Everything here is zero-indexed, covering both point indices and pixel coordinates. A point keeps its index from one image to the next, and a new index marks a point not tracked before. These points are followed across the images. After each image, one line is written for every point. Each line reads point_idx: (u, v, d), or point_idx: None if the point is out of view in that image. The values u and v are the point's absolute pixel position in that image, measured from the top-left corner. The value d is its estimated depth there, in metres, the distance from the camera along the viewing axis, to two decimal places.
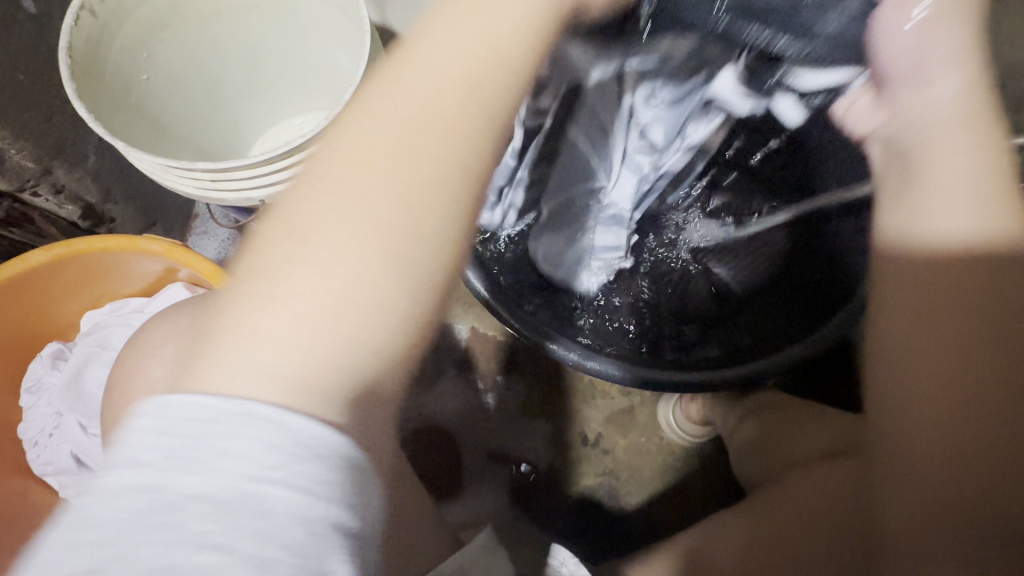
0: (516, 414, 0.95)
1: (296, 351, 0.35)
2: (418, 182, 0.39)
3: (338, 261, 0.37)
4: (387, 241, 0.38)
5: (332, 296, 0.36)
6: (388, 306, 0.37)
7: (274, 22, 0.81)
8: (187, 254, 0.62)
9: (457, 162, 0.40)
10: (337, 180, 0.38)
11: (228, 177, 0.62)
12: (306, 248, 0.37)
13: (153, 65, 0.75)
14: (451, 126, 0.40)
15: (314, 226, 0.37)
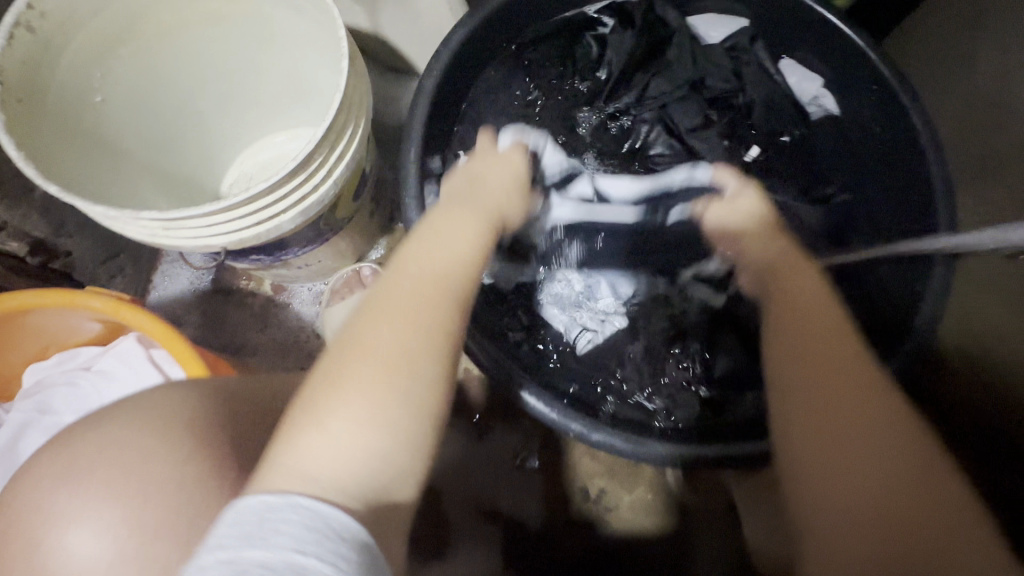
0: (511, 465, 0.87)
1: (336, 468, 0.38)
2: (423, 335, 0.45)
3: (359, 404, 0.41)
4: (398, 378, 0.43)
5: (360, 427, 0.40)
6: (399, 442, 0.41)
7: (248, 34, 0.73)
8: (142, 317, 0.54)
9: (447, 325, 0.47)
10: (366, 334, 0.44)
11: (183, 225, 0.54)
12: (338, 395, 0.41)
13: (111, 85, 0.67)
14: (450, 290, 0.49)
15: (343, 378, 0.42)
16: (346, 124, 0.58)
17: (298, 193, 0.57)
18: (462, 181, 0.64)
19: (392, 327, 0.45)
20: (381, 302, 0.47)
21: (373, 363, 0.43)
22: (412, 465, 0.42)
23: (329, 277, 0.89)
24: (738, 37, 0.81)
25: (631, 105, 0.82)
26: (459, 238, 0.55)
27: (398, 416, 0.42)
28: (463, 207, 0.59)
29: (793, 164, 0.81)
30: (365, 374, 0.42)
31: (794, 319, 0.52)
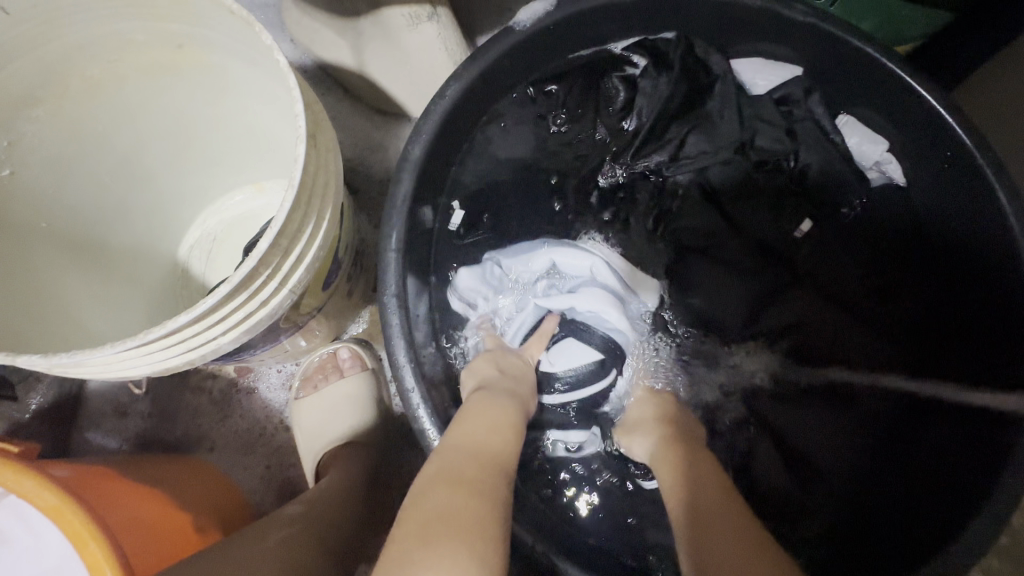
0: None
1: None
2: (494, 512, 0.41)
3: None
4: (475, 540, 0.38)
5: None
6: None
7: (198, 85, 0.61)
8: (28, 483, 0.41)
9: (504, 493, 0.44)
10: (436, 505, 0.40)
11: (83, 363, 0.41)
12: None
13: (24, 153, 0.55)
14: (501, 466, 0.46)
15: (420, 562, 0.36)
16: (305, 221, 0.46)
17: (241, 311, 0.45)
18: (494, 373, 0.58)
19: (455, 503, 0.40)
20: (436, 487, 0.42)
21: (451, 536, 0.38)
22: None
23: (301, 359, 0.77)
24: (790, 86, 0.68)
25: (665, 164, 0.68)
26: (489, 429, 0.49)
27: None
28: (497, 396, 0.54)
29: (847, 250, 0.69)
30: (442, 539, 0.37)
31: (706, 530, 0.43)
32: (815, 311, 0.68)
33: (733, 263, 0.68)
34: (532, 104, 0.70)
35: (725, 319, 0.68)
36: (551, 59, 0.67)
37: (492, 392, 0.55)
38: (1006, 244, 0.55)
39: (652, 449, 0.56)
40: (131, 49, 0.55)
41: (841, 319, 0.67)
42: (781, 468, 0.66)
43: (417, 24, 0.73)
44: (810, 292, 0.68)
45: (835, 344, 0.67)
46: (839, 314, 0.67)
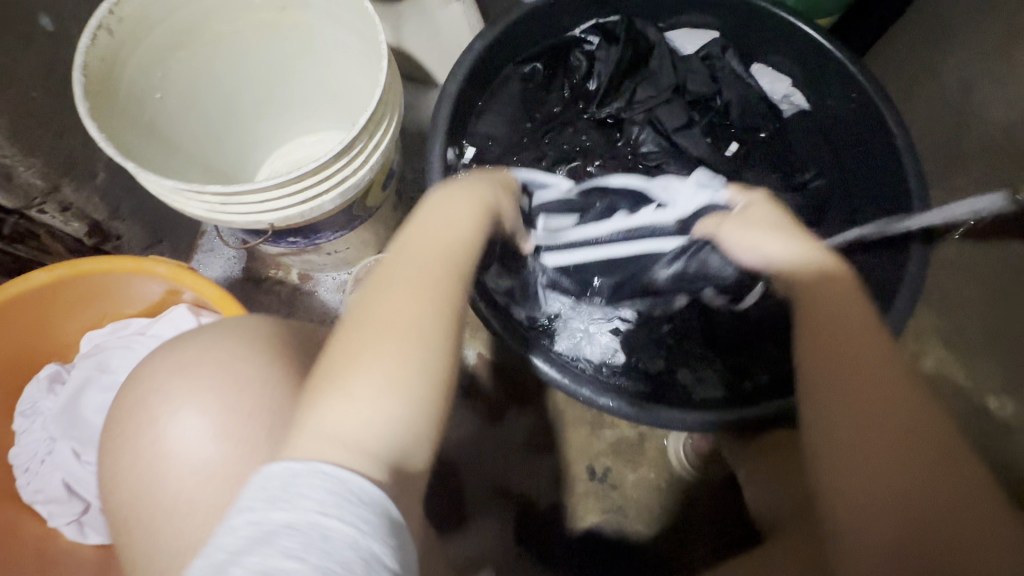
0: (523, 447, 0.92)
1: (359, 427, 0.40)
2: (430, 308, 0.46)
3: (372, 375, 0.42)
4: (404, 346, 0.43)
5: (381, 397, 0.42)
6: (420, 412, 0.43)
7: (290, 42, 0.81)
8: (193, 278, 0.60)
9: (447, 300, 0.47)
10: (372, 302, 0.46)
11: (237, 199, 0.61)
12: (360, 353, 0.43)
13: (170, 80, 0.74)
14: (448, 265, 0.49)
15: (360, 348, 0.43)
16: (383, 117, 0.65)
17: (338, 175, 0.64)
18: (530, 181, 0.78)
19: (397, 311, 0.45)
20: (383, 289, 0.47)
21: (386, 329, 0.44)
22: (425, 426, 0.43)
23: (353, 267, 0.96)
24: (711, 47, 0.91)
25: (623, 108, 0.89)
26: (448, 223, 0.53)
27: (410, 387, 0.42)
28: (460, 194, 0.57)
29: (767, 159, 0.91)
30: (378, 358, 0.43)
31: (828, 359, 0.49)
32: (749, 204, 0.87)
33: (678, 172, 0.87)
34: (521, 77, 0.89)
35: None
36: (531, 42, 0.88)
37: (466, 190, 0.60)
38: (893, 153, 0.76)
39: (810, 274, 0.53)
40: (250, 10, 0.75)
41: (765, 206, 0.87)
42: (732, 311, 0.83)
43: (448, 3, 0.93)
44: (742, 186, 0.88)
45: None
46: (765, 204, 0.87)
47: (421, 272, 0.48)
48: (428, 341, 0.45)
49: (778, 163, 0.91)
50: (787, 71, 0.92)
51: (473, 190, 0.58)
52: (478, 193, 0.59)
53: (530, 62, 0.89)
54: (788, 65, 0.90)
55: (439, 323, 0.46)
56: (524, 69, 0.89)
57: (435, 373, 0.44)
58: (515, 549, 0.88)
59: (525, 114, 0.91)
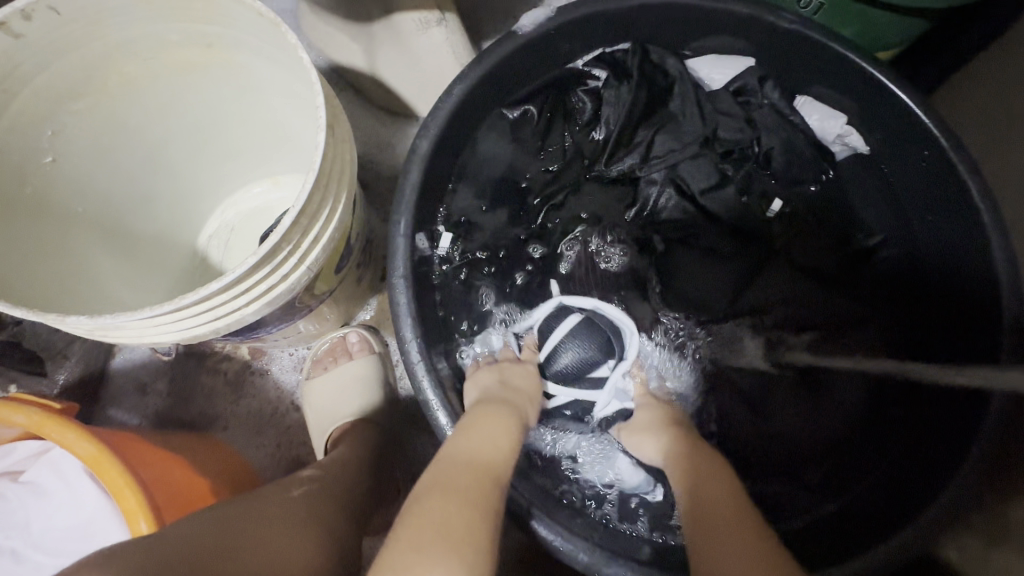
0: (510, 566, 0.77)
1: None
2: (479, 509, 0.42)
3: None
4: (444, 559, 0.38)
5: None
6: None
7: (223, 84, 0.65)
8: (66, 433, 0.45)
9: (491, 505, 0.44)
10: (421, 507, 0.42)
11: (120, 327, 0.46)
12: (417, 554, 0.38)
13: (64, 138, 0.59)
14: (494, 469, 0.47)
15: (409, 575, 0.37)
16: (323, 202, 0.50)
17: (263, 283, 0.49)
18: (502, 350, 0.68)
19: (431, 519, 0.40)
20: (431, 496, 0.42)
21: (443, 531, 0.40)
22: None
23: (312, 343, 0.81)
24: (745, 78, 0.73)
25: (638, 165, 0.73)
26: (487, 440, 0.49)
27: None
28: (496, 408, 0.54)
29: (819, 222, 0.74)
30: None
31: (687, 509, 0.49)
32: (790, 285, 0.72)
33: (716, 247, 0.72)
34: (511, 125, 0.74)
35: (710, 295, 0.72)
36: (525, 80, 0.72)
37: (488, 403, 0.55)
38: (979, 236, 0.60)
39: (662, 444, 0.57)
40: (166, 48, 0.59)
41: (817, 291, 0.72)
42: (764, 432, 0.70)
43: (427, 28, 0.78)
44: (785, 264, 0.72)
45: (812, 308, 0.71)
46: (812, 286, 0.72)
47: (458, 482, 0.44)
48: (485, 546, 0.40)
49: (831, 226, 0.74)
50: (840, 105, 0.71)
51: (501, 407, 0.54)
52: (503, 398, 0.57)
53: (521, 104, 0.73)
54: (839, 99, 0.70)
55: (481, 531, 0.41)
56: (514, 113, 0.73)
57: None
58: None
59: (517, 171, 0.76)
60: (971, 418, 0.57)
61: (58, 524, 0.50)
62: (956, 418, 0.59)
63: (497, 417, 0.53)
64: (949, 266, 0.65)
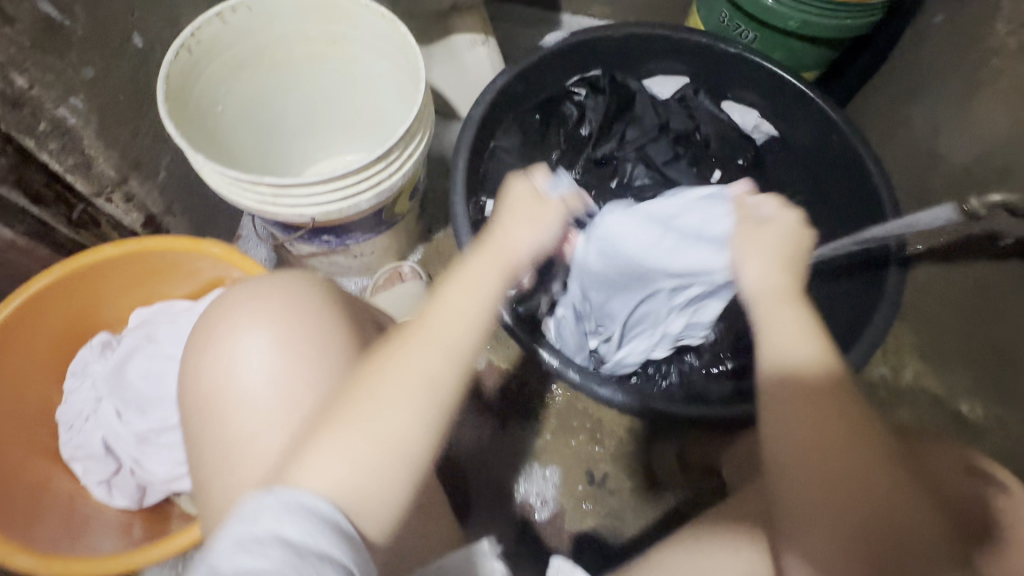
0: (526, 451, 0.95)
1: (347, 484, 0.42)
2: (428, 398, 0.46)
3: (356, 446, 0.43)
4: (392, 405, 0.45)
5: (382, 448, 0.44)
6: (395, 460, 0.44)
7: (336, 73, 0.92)
8: (246, 260, 0.68)
9: (435, 377, 0.47)
10: (377, 384, 0.45)
11: (290, 191, 0.70)
12: (369, 402, 0.44)
13: (228, 98, 0.84)
14: (456, 357, 0.48)
15: (370, 409, 0.44)
16: (416, 131, 0.75)
17: (381, 177, 0.73)
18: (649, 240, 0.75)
19: (393, 381, 0.45)
20: (388, 364, 0.46)
21: (388, 408, 0.44)
22: (389, 471, 0.44)
23: (374, 273, 1.04)
24: (683, 90, 1.01)
25: (615, 149, 1.00)
26: (464, 295, 0.51)
27: (397, 449, 0.44)
28: (479, 267, 0.53)
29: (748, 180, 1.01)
30: (372, 418, 0.44)
31: (783, 417, 0.48)
32: None
33: None
34: (518, 128, 0.99)
35: None
36: (531, 95, 0.98)
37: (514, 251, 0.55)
38: (870, 185, 0.84)
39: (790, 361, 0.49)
40: (305, 41, 0.86)
41: None
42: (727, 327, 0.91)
43: (475, 46, 1.08)
44: None
45: None
46: None
47: (429, 350, 0.47)
48: (425, 427, 0.45)
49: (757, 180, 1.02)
50: (753, 104, 1.00)
51: (485, 261, 0.53)
52: (501, 257, 0.54)
53: (527, 114, 0.99)
54: (754, 99, 0.99)
55: (416, 389, 0.46)
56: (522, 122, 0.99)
57: (414, 435, 0.45)
58: (514, 552, 0.90)
59: (530, 155, 1.00)
60: (875, 295, 0.79)
61: None
62: (864, 299, 0.81)
63: (493, 269, 0.53)
64: (852, 213, 0.90)
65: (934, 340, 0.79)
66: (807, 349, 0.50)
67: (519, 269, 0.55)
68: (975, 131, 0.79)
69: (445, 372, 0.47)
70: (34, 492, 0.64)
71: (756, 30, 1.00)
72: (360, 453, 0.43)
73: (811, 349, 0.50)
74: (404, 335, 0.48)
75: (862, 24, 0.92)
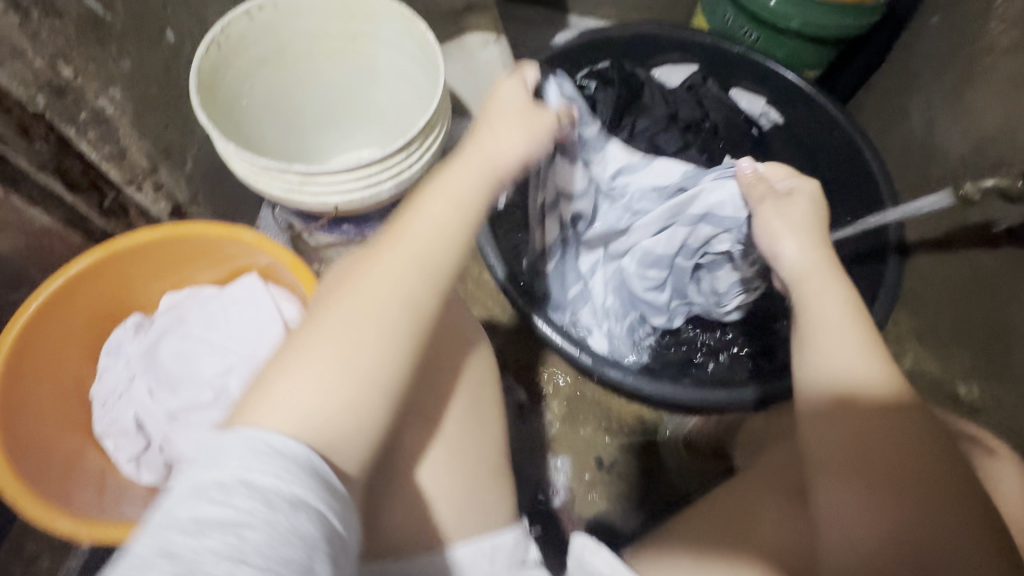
0: (536, 436, 0.98)
1: (303, 406, 0.42)
2: (395, 316, 0.46)
3: (318, 363, 0.43)
4: (363, 328, 0.45)
5: (348, 370, 0.44)
6: (360, 382, 0.44)
7: (355, 69, 0.95)
8: (275, 246, 0.71)
9: (408, 300, 0.46)
10: (351, 313, 0.45)
11: (315, 180, 0.73)
12: (341, 315, 0.45)
13: (252, 92, 0.88)
14: (428, 268, 0.48)
15: (341, 322, 0.45)
16: (435, 125, 0.78)
17: (402, 166, 0.77)
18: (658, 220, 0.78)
19: (367, 299, 0.46)
20: (361, 272, 0.47)
21: (350, 325, 0.45)
22: (356, 394, 0.43)
23: None
24: (693, 77, 1.04)
25: (626, 140, 1.03)
26: (439, 205, 0.50)
27: (361, 365, 0.44)
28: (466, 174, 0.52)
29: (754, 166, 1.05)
30: (336, 339, 0.44)
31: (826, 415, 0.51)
32: None
33: None
34: None
35: None
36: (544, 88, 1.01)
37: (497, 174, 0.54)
38: (872, 179, 0.88)
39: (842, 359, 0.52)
40: (326, 38, 0.89)
41: None
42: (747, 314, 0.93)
43: (486, 46, 1.12)
44: None
45: None
46: None
47: (403, 266, 0.47)
48: (396, 343, 0.45)
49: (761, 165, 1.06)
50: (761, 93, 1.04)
51: (465, 166, 0.52)
52: (480, 165, 0.52)
53: None
54: (760, 88, 1.03)
55: (390, 309, 0.46)
56: None
57: (380, 361, 0.44)
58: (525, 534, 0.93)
59: None
60: (877, 281, 0.82)
61: (244, 322, 0.74)
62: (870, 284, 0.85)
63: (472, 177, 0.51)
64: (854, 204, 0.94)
65: (933, 326, 0.82)
66: (854, 340, 0.53)
67: (505, 175, 0.53)
68: (971, 126, 0.83)
69: (416, 290, 0.47)
70: (69, 466, 0.67)
71: (761, 29, 1.03)
72: (323, 379, 0.43)
73: (863, 342, 0.52)
74: (380, 243, 0.49)
75: (861, 24, 0.95)
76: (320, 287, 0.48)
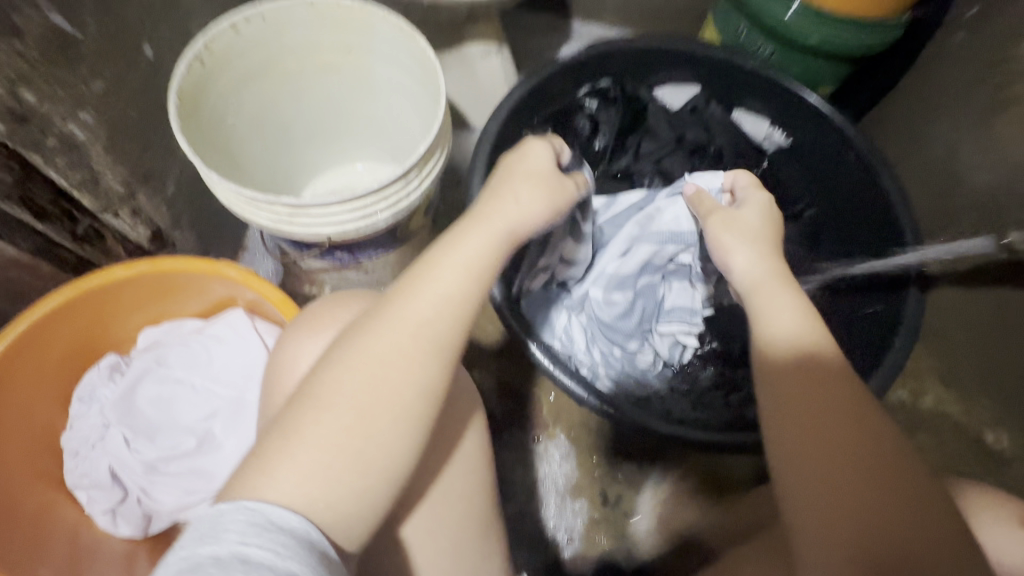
0: (539, 471, 0.94)
1: (305, 483, 0.43)
2: (403, 391, 0.47)
3: (323, 429, 0.45)
4: (371, 397, 0.46)
5: (353, 444, 0.45)
6: (365, 459, 0.45)
7: (349, 84, 0.90)
8: (260, 283, 0.66)
9: (418, 377, 0.48)
10: (366, 375, 0.47)
11: (306, 212, 0.68)
12: (348, 384, 0.46)
13: (239, 110, 0.82)
14: (441, 346, 0.49)
15: (346, 391, 0.46)
16: (434, 150, 0.72)
17: (397, 194, 0.71)
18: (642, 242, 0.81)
19: (378, 369, 0.47)
20: (372, 334, 0.48)
21: (358, 394, 0.46)
22: (361, 475, 0.45)
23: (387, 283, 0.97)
24: (696, 99, 1.00)
25: (631, 163, 1.02)
26: (456, 271, 0.52)
27: (364, 442, 0.45)
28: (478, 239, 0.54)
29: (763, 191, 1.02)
30: (345, 406, 0.46)
31: (788, 413, 0.51)
32: None
33: None
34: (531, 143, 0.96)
35: None
36: (545, 104, 0.94)
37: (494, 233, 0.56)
38: (889, 207, 0.84)
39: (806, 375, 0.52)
40: (318, 53, 0.84)
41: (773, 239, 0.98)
42: None
43: (488, 56, 1.05)
44: None
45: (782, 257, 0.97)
46: None
47: (415, 336, 0.48)
48: (400, 418, 0.46)
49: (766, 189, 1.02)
50: (762, 113, 0.98)
51: (478, 229, 0.54)
52: (496, 229, 0.55)
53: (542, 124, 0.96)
54: (764, 109, 0.97)
55: (401, 386, 0.47)
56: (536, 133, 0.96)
57: (387, 439, 0.46)
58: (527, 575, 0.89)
59: None
60: (894, 317, 0.79)
61: (230, 363, 0.69)
62: (886, 320, 0.80)
63: (490, 246, 0.54)
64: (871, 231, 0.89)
65: (959, 364, 0.78)
66: (824, 360, 0.52)
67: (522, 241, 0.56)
68: (998, 155, 0.79)
69: (426, 366, 0.48)
70: (36, 522, 0.62)
71: (775, 45, 0.98)
72: (326, 450, 0.44)
73: (836, 366, 0.51)
74: (395, 302, 0.50)
75: (882, 42, 0.91)
76: (334, 343, 0.50)
